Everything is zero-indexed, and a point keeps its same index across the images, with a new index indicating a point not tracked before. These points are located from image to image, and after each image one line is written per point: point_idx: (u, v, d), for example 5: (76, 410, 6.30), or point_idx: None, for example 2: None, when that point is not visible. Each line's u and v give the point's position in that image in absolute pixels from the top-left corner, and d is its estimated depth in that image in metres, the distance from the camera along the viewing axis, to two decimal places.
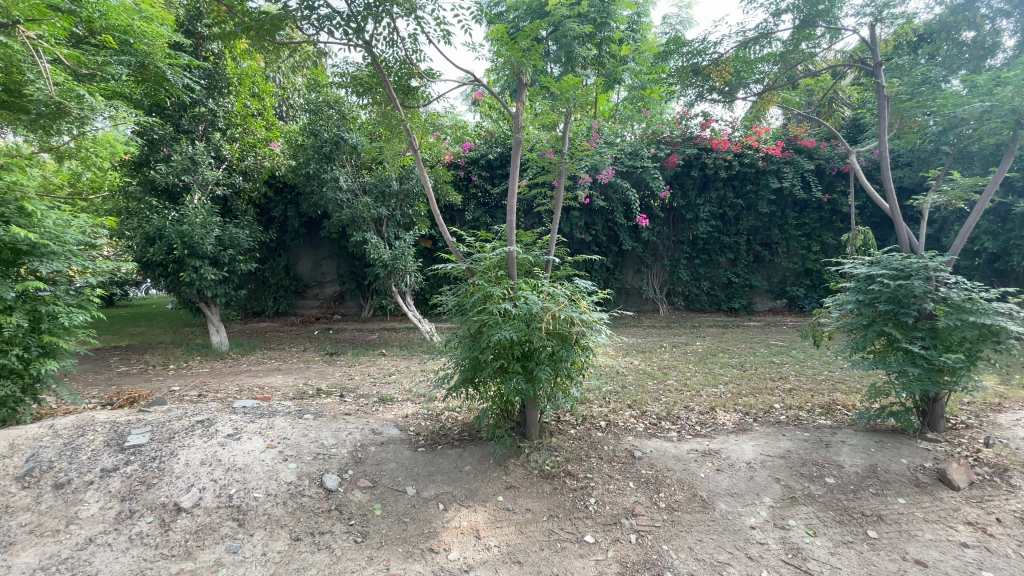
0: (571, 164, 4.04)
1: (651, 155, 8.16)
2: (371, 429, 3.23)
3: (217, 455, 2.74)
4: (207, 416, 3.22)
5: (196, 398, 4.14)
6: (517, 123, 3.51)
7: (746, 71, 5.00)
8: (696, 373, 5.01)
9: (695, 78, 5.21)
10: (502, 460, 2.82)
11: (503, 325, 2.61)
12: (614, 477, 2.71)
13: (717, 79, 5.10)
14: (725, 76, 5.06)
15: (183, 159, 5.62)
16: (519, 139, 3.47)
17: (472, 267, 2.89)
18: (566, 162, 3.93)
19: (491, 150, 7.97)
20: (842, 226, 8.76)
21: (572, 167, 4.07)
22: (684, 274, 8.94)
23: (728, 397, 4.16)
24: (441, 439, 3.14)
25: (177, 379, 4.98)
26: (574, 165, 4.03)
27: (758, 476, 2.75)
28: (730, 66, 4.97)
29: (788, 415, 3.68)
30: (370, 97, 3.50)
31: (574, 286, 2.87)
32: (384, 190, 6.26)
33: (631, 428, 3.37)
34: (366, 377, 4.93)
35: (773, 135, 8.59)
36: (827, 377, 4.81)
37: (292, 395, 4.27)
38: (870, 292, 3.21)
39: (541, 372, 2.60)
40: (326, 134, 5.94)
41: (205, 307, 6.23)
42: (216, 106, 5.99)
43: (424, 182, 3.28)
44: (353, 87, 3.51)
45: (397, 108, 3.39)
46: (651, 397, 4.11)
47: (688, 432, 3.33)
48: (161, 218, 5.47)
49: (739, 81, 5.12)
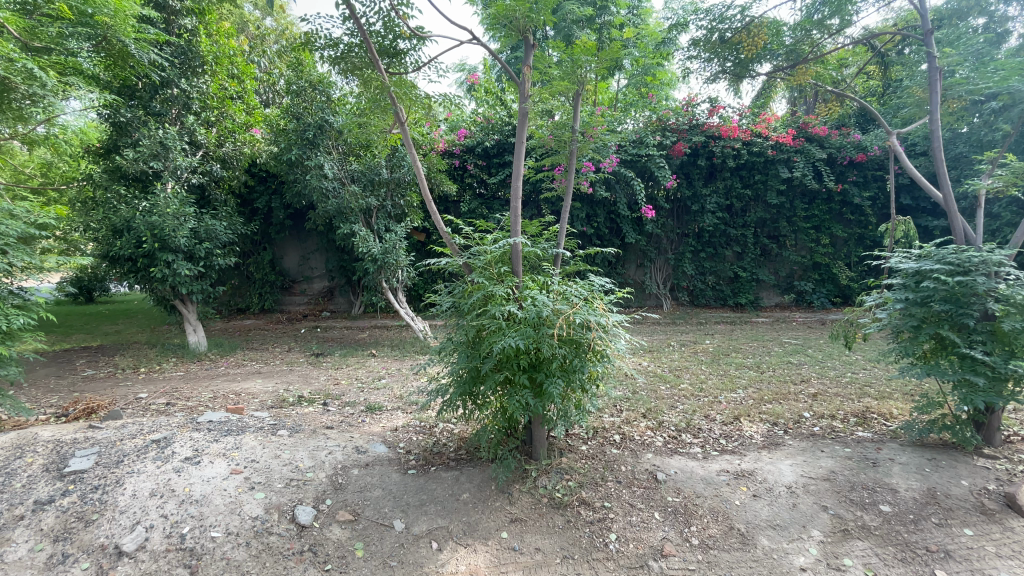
0: (584, 144, 3.63)
1: (656, 143, 7.75)
2: (355, 447, 2.84)
3: (171, 485, 2.33)
4: (166, 434, 2.79)
5: (163, 409, 3.72)
6: (520, 93, 3.11)
7: (775, 42, 4.54)
8: (711, 376, 4.63)
9: (722, 49, 4.73)
10: (506, 487, 2.42)
11: (507, 331, 2.20)
12: (635, 506, 2.33)
13: (746, 50, 4.60)
14: (757, 45, 4.54)
15: (152, 144, 5.09)
16: (523, 111, 3.08)
17: (470, 262, 2.47)
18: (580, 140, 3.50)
19: (487, 137, 7.53)
20: (854, 218, 8.44)
21: (584, 148, 3.67)
22: (689, 268, 8.54)
23: (750, 404, 3.77)
24: (434, 458, 2.74)
25: (145, 385, 4.53)
26: (587, 145, 3.61)
27: (803, 504, 2.37)
28: (762, 34, 4.48)
29: (822, 426, 3.30)
30: (351, 64, 3.05)
31: (592, 284, 2.45)
32: (373, 179, 5.80)
33: (651, 443, 2.99)
34: (353, 382, 4.50)
35: (784, 123, 8.17)
36: (852, 381, 4.46)
37: (270, 404, 3.86)
38: (922, 289, 2.84)
39: (552, 386, 2.20)
40: (310, 117, 5.46)
41: (180, 304, 5.74)
42: (190, 86, 5.47)
43: (414, 160, 2.80)
44: (331, 52, 3.05)
45: (381, 70, 2.92)
46: (667, 405, 3.72)
47: (714, 448, 2.96)
48: (129, 208, 5.00)
49: (766, 54, 4.64)
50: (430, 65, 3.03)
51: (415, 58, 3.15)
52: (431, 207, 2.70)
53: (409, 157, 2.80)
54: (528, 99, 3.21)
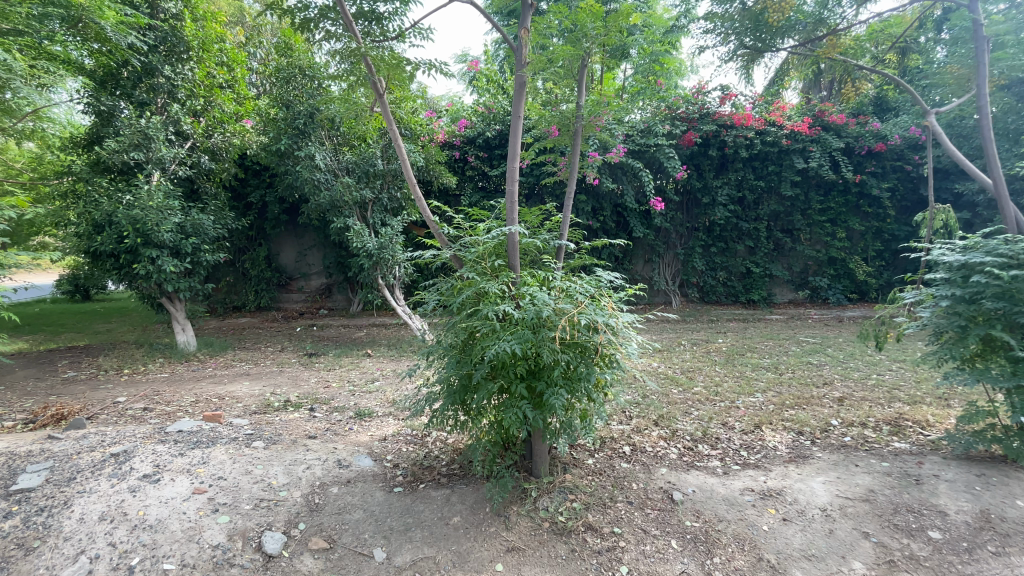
0: (590, 120, 3.28)
1: (665, 133, 7.42)
2: (337, 461, 2.57)
3: (126, 507, 2.07)
4: (129, 446, 2.53)
5: (137, 416, 3.46)
6: (518, 61, 2.79)
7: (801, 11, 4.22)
8: (727, 378, 4.32)
9: (744, 21, 4.39)
10: (502, 510, 2.14)
11: (501, 335, 1.92)
12: (649, 533, 2.04)
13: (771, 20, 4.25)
14: (783, 14, 4.22)
15: (134, 133, 4.84)
16: (521, 82, 2.77)
17: (461, 255, 2.19)
18: (584, 117, 3.19)
19: (489, 128, 7.23)
20: (871, 211, 8.09)
21: (590, 125, 3.33)
22: (699, 263, 8.20)
23: (772, 410, 3.47)
24: (424, 474, 2.46)
25: (126, 389, 4.28)
26: (594, 121, 3.27)
27: (841, 531, 2.07)
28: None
29: (852, 435, 3.00)
30: (326, 32, 2.77)
31: (599, 279, 2.15)
32: (368, 170, 5.52)
33: (664, 456, 2.71)
34: (344, 384, 4.24)
35: (798, 111, 7.83)
36: (878, 384, 4.16)
37: (253, 409, 3.59)
38: (971, 285, 2.51)
39: (554, 398, 1.91)
40: (300, 105, 5.17)
41: (168, 303, 5.50)
42: (173, 73, 5.21)
43: (398, 143, 2.52)
44: (302, 17, 2.78)
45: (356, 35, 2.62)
46: (680, 411, 3.43)
47: (735, 461, 2.67)
48: (111, 201, 4.76)
49: (790, 25, 4.31)
50: (413, 30, 2.74)
51: (397, 24, 2.86)
52: (416, 193, 2.42)
53: (391, 139, 2.52)
54: (526, 67, 2.88)
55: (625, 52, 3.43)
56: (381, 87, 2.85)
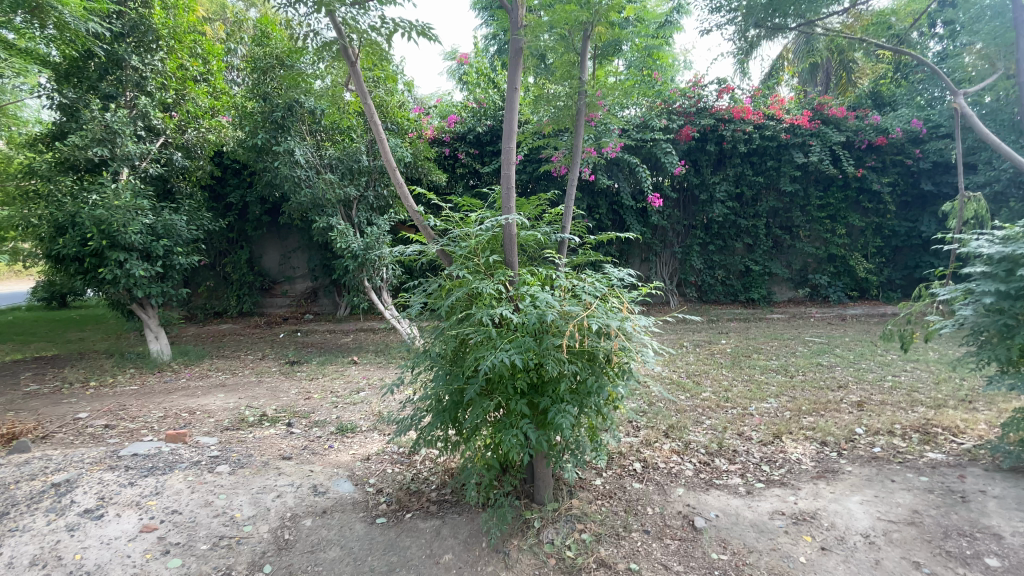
0: (592, 97, 2.93)
1: (662, 127, 7.17)
2: (312, 488, 2.28)
3: (59, 550, 1.76)
4: (75, 474, 2.22)
5: (94, 436, 3.13)
6: (514, 26, 2.45)
7: None
8: (736, 382, 4.07)
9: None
10: (501, 545, 1.86)
11: (498, 344, 1.65)
12: (671, 569, 1.77)
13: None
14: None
15: (98, 127, 4.50)
16: (517, 49, 2.45)
17: (449, 251, 1.91)
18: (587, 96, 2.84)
19: (479, 123, 6.96)
20: (871, 207, 7.92)
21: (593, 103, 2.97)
22: (698, 262, 7.95)
23: (788, 417, 3.22)
24: (411, 501, 2.17)
25: (89, 403, 3.94)
26: (598, 97, 2.91)
27: (888, 561, 1.81)
28: None
29: (880, 446, 2.75)
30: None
31: (609, 276, 1.88)
32: (352, 167, 5.22)
33: (680, 473, 2.44)
34: (327, 396, 3.93)
35: (798, 105, 7.64)
36: (895, 385, 3.94)
37: (224, 426, 3.28)
38: (1016, 280, 2.26)
39: (561, 417, 1.63)
40: (278, 97, 4.85)
41: (139, 309, 5.15)
42: (142, 64, 4.87)
43: (376, 127, 2.25)
44: None
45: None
46: (690, 420, 3.16)
47: (758, 477, 2.41)
48: (74, 201, 4.43)
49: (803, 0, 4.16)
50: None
51: None
52: (397, 181, 2.14)
53: (369, 123, 2.26)
54: (522, 31, 2.53)
55: (618, 49, 3.21)
56: (355, 60, 2.57)
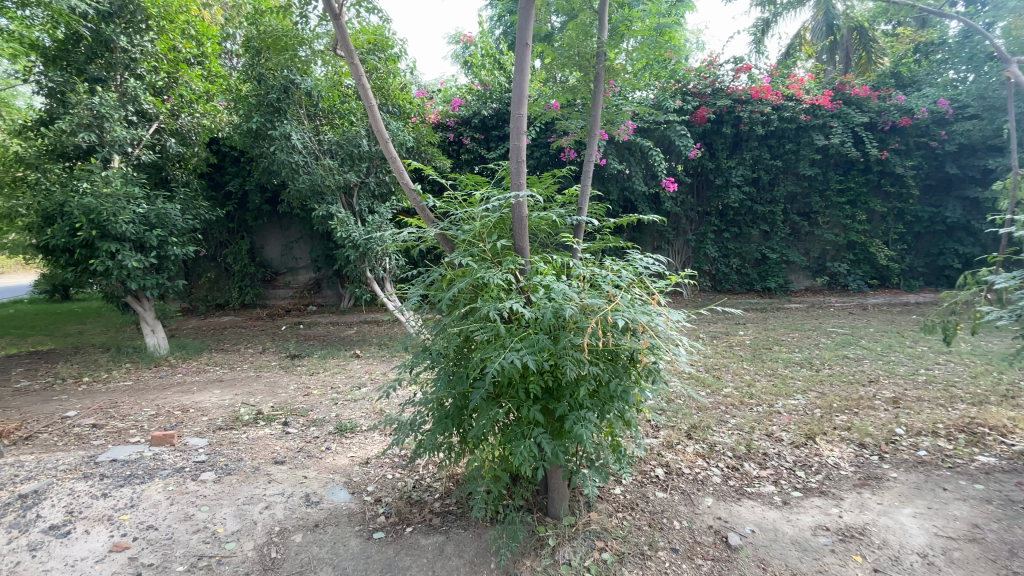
0: (612, 59, 2.59)
1: (676, 109, 6.87)
2: (304, 497, 2.08)
3: (18, 574, 1.57)
4: (47, 483, 2.04)
5: (78, 437, 2.95)
6: None
7: None
8: (758, 376, 3.82)
9: None
10: (512, 567, 1.65)
11: (508, 343, 1.43)
12: None
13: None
14: None
15: (83, 110, 4.27)
16: None
17: (452, 236, 1.68)
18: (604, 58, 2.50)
19: (484, 106, 6.71)
20: (894, 191, 7.58)
21: (613, 66, 2.64)
22: (712, 250, 7.66)
23: (819, 416, 2.99)
24: (413, 513, 1.97)
25: (80, 400, 3.77)
26: (618, 58, 2.58)
27: None
28: None
29: (924, 449, 2.52)
30: None
31: (635, 264, 1.65)
32: (352, 152, 4.96)
33: (708, 481, 2.22)
34: (326, 392, 3.74)
35: (819, 84, 7.32)
36: (930, 379, 3.68)
37: (216, 425, 3.09)
38: None
39: (581, 427, 1.42)
40: (273, 78, 4.60)
41: (134, 302, 4.96)
42: (130, 45, 4.62)
43: (367, 95, 1.99)
44: None
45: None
46: (714, 419, 2.92)
47: (794, 486, 2.19)
48: (63, 190, 4.24)
49: None
50: None
51: None
52: (391, 156, 1.91)
53: (360, 91, 2.02)
54: None
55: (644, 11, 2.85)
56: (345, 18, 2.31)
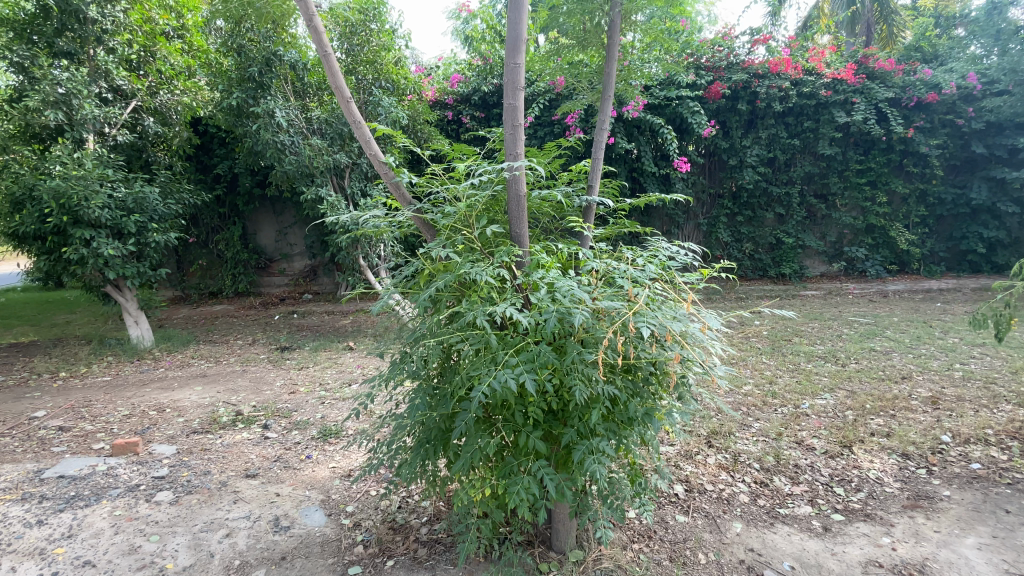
0: (629, 2, 2.14)
1: (688, 83, 6.48)
2: (272, 522, 1.81)
3: None
4: None
5: (39, 442, 2.71)
6: None
7: None
8: (780, 372, 3.52)
9: None
10: None
11: (501, 359, 1.15)
12: None
13: None
14: None
15: (48, 86, 3.96)
16: None
17: (434, 221, 1.39)
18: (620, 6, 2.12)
19: (484, 82, 6.35)
20: (917, 171, 7.17)
21: (630, 12, 2.18)
22: (724, 234, 7.32)
23: (851, 419, 2.70)
24: (395, 543, 1.70)
25: (52, 398, 3.53)
26: (637, 1, 2.12)
27: None
28: None
29: (976, 461, 2.23)
30: None
31: (658, 254, 1.36)
32: (342, 131, 4.64)
33: (737, 501, 1.93)
34: (313, 389, 3.49)
35: (840, 57, 6.93)
36: (969, 376, 3.37)
37: (190, 428, 2.84)
38: None
39: (593, 463, 1.15)
40: (254, 50, 4.26)
41: (115, 291, 4.71)
42: (101, 15, 4.29)
43: (320, 38, 1.61)
44: None
45: None
46: (736, 424, 2.63)
47: (835, 508, 1.90)
48: (32, 173, 3.96)
49: None
50: None
51: None
52: (355, 120, 1.58)
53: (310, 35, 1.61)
54: None
55: None
56: None
